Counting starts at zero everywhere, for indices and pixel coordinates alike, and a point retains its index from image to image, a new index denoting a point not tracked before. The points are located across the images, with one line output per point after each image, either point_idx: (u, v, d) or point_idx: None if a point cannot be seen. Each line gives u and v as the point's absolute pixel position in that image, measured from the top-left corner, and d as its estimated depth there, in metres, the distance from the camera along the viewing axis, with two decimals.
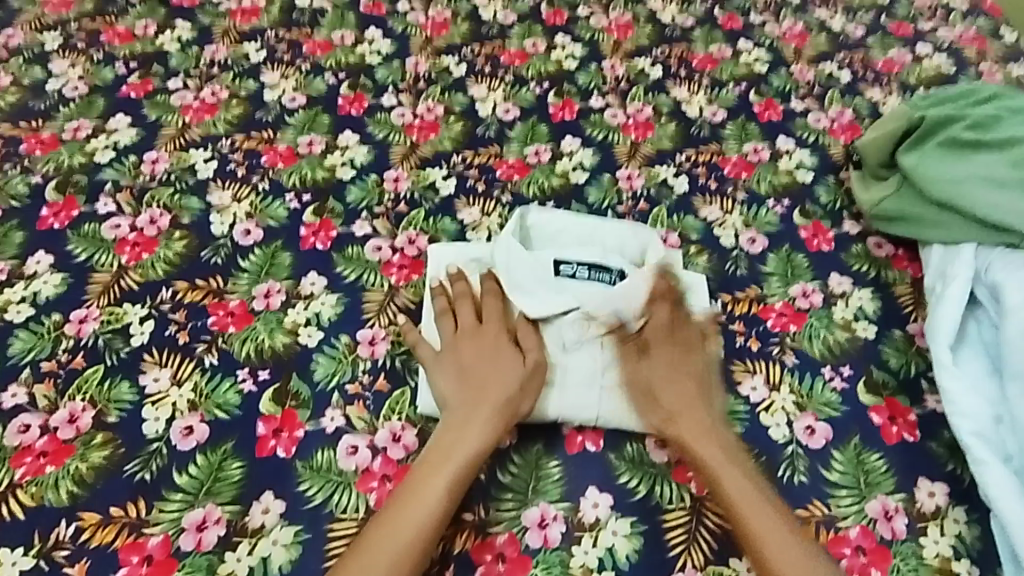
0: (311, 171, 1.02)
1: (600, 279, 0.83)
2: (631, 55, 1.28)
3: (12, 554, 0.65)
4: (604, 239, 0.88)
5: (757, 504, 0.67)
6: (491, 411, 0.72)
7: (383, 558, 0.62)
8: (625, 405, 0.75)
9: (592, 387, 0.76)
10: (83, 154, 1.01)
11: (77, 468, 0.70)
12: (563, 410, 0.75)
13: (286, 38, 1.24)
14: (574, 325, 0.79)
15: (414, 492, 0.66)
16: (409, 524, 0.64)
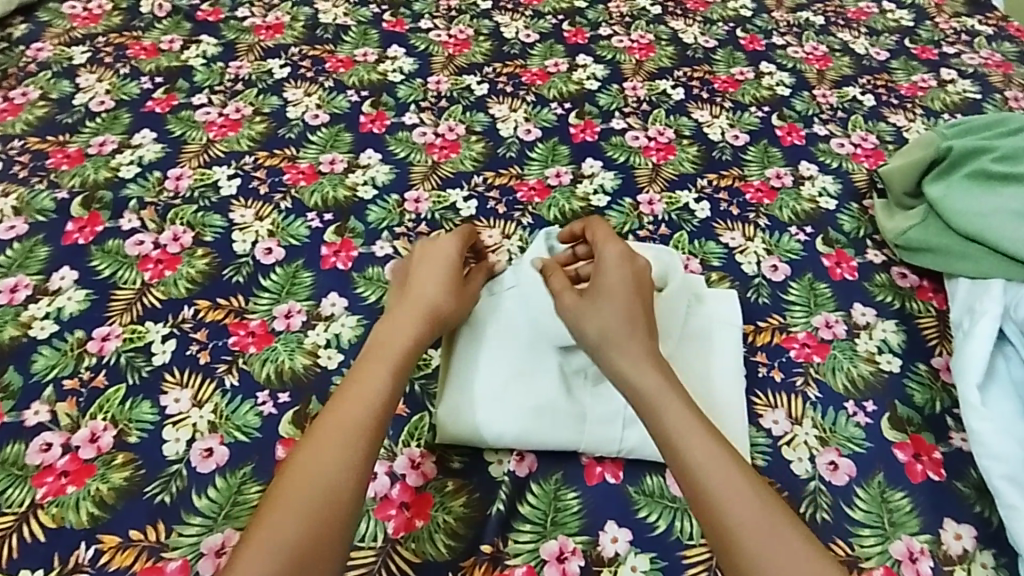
0: (332, 190, 1.03)
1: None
2: (653, 76, 1.27)
3: None
4: None
5: (728, 492, 0.64)
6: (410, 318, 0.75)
7: (329, 453, 0.64)
8: (650, 437, 0.74)
9: (615, 421, 0.75)
10: (108, 170, 1.02)
11: (98, 489, 0.70)
12: (584, 444, 0.74)
13: (309, 55, 1.25)
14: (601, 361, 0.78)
15: (343, 397, 0.68)
16: (348, 434, 0.65)
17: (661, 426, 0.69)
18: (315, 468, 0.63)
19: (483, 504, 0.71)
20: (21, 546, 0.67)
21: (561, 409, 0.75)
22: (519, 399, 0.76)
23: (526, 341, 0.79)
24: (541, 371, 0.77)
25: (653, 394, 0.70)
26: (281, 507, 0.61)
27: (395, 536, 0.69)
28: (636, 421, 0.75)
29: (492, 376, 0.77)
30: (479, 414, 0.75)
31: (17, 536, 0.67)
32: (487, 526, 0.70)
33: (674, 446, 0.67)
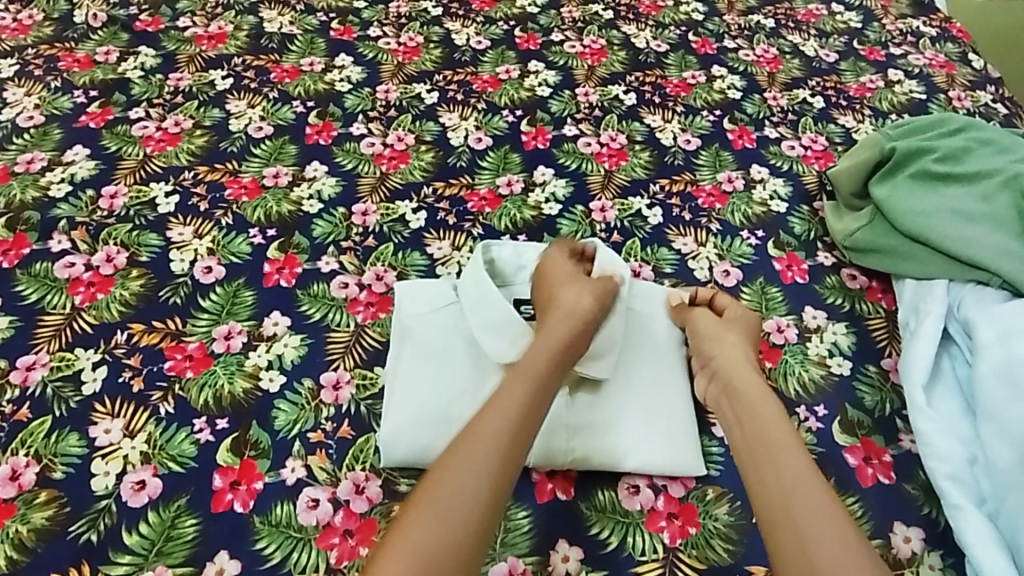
0: (276, 204, 1.00)
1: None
2: (605, 81, 1.27)
3: None
4: None
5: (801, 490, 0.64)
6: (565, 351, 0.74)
7: (478, 460, 0.63)
8: (598, 445, 0.73)
9: (562, 432, 0.74)
10: (36, 189, 0.97)
11: (17, 531, 0.66)
12: (533, 458, 0.72)
13: (253, 65, 1.22)
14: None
15: (492, 408, 0.67)
16: (489, 445, 0.64)
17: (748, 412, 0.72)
18: (457, 478, 0.62)
19: None
20: None
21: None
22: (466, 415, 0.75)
23: (468, 358, 0.79)
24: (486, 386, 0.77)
25: (763, 400, 0.72)
26: (424, 507, 0.60)
27: (337, 566, 0.67)
28: (582, 431, 0.74)
29: (435, 396, 0.77)
30: (423, 434, 0.74)
31: None
32: None
33: (766, 448, 0.68)
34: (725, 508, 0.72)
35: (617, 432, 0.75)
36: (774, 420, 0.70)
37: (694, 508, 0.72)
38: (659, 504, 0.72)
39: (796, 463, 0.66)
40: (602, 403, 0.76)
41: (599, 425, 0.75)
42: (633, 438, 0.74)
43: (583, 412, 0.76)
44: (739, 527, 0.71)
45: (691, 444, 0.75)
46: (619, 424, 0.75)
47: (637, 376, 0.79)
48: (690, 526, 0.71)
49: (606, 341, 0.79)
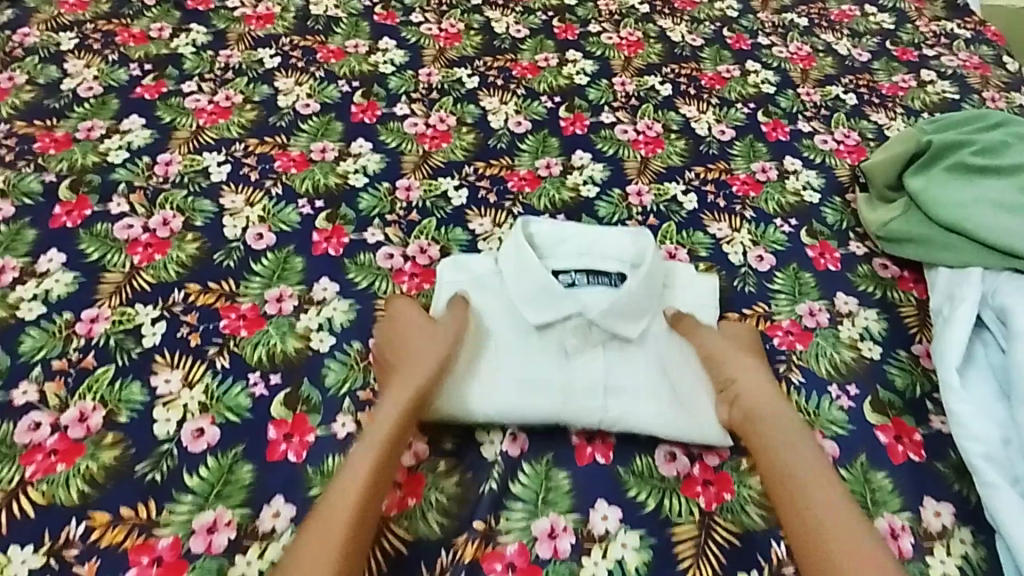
0: (323, 177, 1.03)
1: (599, 283, 0.89)
2: (642, 72, 1.29)
3: (21, 552, 0.64)
4: (602, 249, 0.90)
5: (813, 481, 0.69)
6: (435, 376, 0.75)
7: (352, 483, 0.66)
8: (636, 410, 0.76)
9: (597, 390, 0.77)
10: (96, 155, 1.01)
11: (88, 467, 0.70)
12: (568, 412, 0.75)
13: (300, 45, 1.25)
14: (575, 333, 0.80)
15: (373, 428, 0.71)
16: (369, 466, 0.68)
17: (773, 429, 0.73)
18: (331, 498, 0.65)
19: (474, 483, 0.72)
20: (10, 523, 0.66)
21: (539, 381, 0.77)
22: (495, 368, 0.78)
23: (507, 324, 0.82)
24: (524, 349, 0.80)
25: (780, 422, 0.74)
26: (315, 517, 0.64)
27: (388, 514, 0.69)
28: (616, 392, 0.77)
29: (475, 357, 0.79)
30: (466, 389, 0.76)
31: (7, 512, 0.66)
32: (479, 505, 0.70)
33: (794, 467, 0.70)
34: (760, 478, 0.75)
35: (649, 392, 0.78)
36: (807, 443, 0.72)
37: (728, 476, 0.75)
38: (694, 471, 0.75)
39: (810, 466, 0.70)
40: (630, 368, 0.79)
41: (632, 386, 0.78)
42: (662, 400, 0.77)
43: (619, 376, 0.78)
44: None
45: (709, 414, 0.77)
46: (649, 386, 0.78)
47: (665, 350, 0.82)
48: (725, 493, 0.73)
49: (638, 314, 0.82)
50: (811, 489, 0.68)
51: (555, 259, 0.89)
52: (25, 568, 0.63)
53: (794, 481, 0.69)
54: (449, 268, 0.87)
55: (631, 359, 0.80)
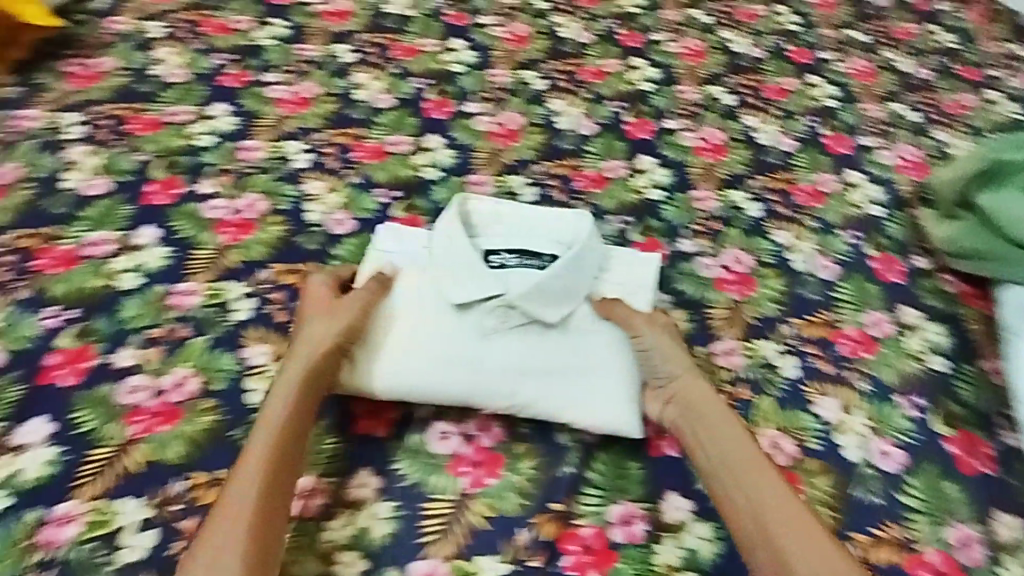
0: (398, 169, 1.07)
1: (530, 263, 0.86)
2: (705, 81, 1.33)
3: (129, 505, 0.68)
4: (544, 231, 0.88)
5: (768, 488, 0.67)
6: (319, 354, 0.74)
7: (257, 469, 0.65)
8: (570, 398, 0.76)
9: (512, 373, 0.76)
10: (184, 137, 1.06)
11: (187, 431, 0.74)
12: (477, 396, 0.76)
13: (375, 42, 1.30)
14: (495, 312, 0.78)
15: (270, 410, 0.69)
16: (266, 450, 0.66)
17: (708, 427, 0.73)
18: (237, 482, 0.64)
19: (550, 467, 0.75)
20: (118, 478, 0.70)
21: (484, 364, 0.76)
22: (450, 349, 0.76)
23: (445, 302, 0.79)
24: (441, 325, 0.78)
25: (712, 420, 0.74)
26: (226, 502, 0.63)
27: (470, 491, 0.72)
28: (534, 376, 0.77)
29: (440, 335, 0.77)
30: (422, 367, 0.76)
31: (114, 468, 0.70)
32: (557, 488, 0.73)
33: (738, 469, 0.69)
34: (827, 480, 0.77)
35: (576, 379, 0.77)
36: (737, 436, 0.72)
37: (797, 476, 0.77)
38: None
39: (752, 460, 0.70)
40: (538, 350, 0.78)
41: (555, 371, 0.77)
42: (596, 388, 0.77)
43: (543, 359, 0.77)
44: (839, 498, 0.76)
45: (629, 404, 0.77)
46: (578, 372, 0.78)
47: (585, 336, 0.80)
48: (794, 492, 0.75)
49: (559, 298, 0.80)
50: (749, 487, 0.68)
51: (488, 237, 0.88)
52: (133, 520, 0.67)
53: (741, 472, 0.69)
54: (384, 242, 0.88)
55: (570, 343, 0.79)
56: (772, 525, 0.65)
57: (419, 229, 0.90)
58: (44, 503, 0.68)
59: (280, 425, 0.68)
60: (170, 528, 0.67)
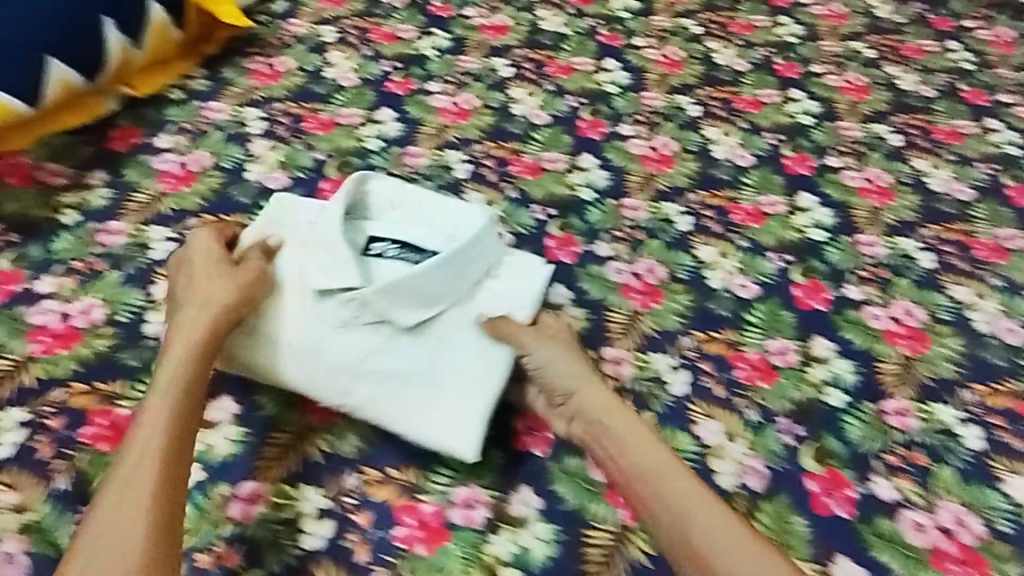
0: (554, 186, 1.08)
1: (406, 258, 0.83)
2: (869, 119, 1.27)
3: (309, 491, 0.71)
4: (433, 226, 0.85)
5: (694, 502, 0.66)
6: (195, 323, 0.72)
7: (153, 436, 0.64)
8: (397, 409, 0.74)
9: (343, 372, 0.74)
10: (355, 139, 1.11)
11: (362, 425, 0.76)
12: (311, 389, 0.74)
13: (531, 58, 1.32)
14: (343, 305, 0.75)
15: (162, 378, 0.68)
16: (164, 422, 0.65)
17: (608, 433, 0.71)
18: (130, 451, 0.63)
19: None
20: (301, 462, 0.73)
21: (354, 369, 0.74)
22: (326, 346, 0.74)
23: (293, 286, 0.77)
24: (300, 309, 0.76)
25: (627, 431, 0.71)
26: (122, 476, 0.61)
27: (628, 523, 0.72)
28: (405, 388, 0.74)
29: (297, 325, 0.75)
30: (313, 366, 0.74)
31: (297, 453, 0.73)
32: None
33: (648, 479, 0.68)
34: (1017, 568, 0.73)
35: (428, 390, 0.75)
36: (648, 445, 0.70)
37: (985, 560, 0.74)
38: (945, 546, 0.74)
39: (658, 465, 0.69)
40: (398, 352, 0.75)
41: (421, 382, 0.75)
42: (438, 399, 0.74)
43: (394, 366, 0.74)
44: None
45: (475, 418, 0.74)
46: (443, 387, 0.75)
47: (443, 339, 0.77)
48: None
49: (427, 299, 0.77)
50: (669, 499, 0.66)
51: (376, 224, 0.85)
52: (313, 506, 0.70)
53: (645, 485, 0.68)
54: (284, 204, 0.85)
55: (412, 348, 0.75)
56: (700, 538, 0.64)
57: (312, 200, 0.86)
58: (233, 478, 0.71)
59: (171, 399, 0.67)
60: (345, 519, 0.69)
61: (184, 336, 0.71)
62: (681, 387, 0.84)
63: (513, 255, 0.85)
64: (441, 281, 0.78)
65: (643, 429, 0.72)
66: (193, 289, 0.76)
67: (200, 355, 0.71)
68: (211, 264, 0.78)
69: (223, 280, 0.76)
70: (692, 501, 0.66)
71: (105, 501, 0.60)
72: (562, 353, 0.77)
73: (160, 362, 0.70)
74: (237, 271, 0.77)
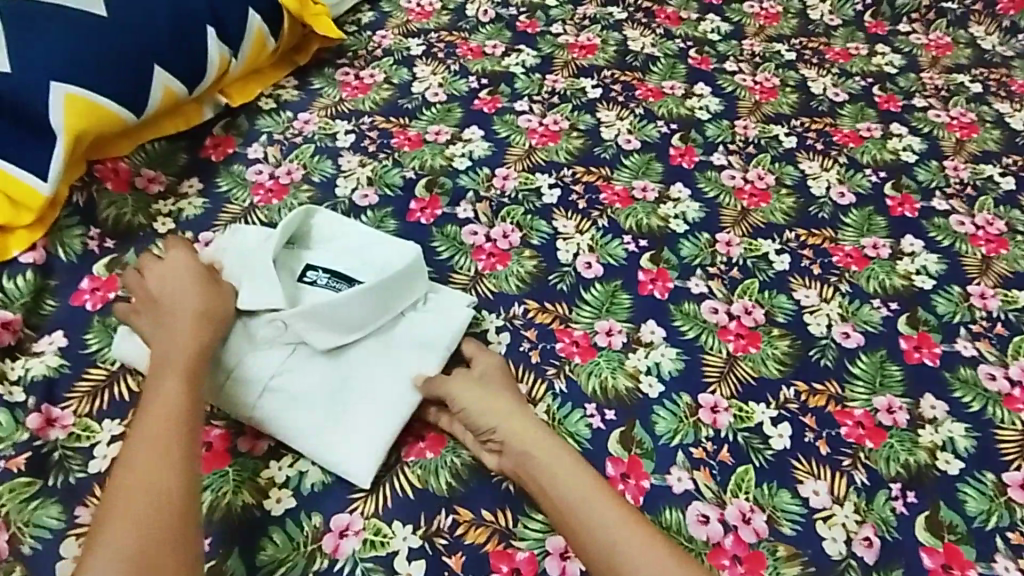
0: (645, 217, 1.04)
1: (336, 286, 0.82)
2: (977, 158, 1.20)
3: (402, 529, 0.69)
4: (371, 258, 0.85)
5: (622, 537, 0.63)
6: (190, 324, 0.72)
7: (161, 450, 0.63)
8: (297, 423, 0.73)
9: (255, 386, 0.73)
10: (444, 158, 1.09)
11: (453, 462, 0.74)
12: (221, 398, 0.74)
13: (620, 79, 1.28)
14: (270, 326, 0.76)
15: (155, 392, 0.67)
16: (162, 436, 0.64)
17: (536, 467, 0.68)
18: (134, 468, 0.62)
19: None
20: (393, 498, 0.71)
21: (269, 385, 0.74)
22: (256, 366, 0.74)
23: None
24: None
25: (552, 461, 0.69)
26: (126, 495, 0.60)
27: None
28: (315, 408, 0.74)
29: None
30: None
31: (389, 486, 0.72)
32: None
33: (579, 512, 0.65)
34: None
35: (331, 410, 0.74)
36: (574, 472, 0.67)
37: None
38: None
39: (587, 498, 0.66)
40: (310, 373, 0.75)
41: (334, 404, 0.74)
42: (331, 417, 0.74)
43: (295, 383, 0.74)
44: None
45: (376, 448, 0.72)
46: (348, 409, 0.74)
47: (360, 366, 0.77)
48: None
49: (348, 327, 0.76)
50: (601, 525, 0.64)
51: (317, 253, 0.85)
52: (405, 545, 0.68)
53: (577, 518, 0.65)
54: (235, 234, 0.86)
55: (322, 368, 0.75)
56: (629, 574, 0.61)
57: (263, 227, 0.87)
58: (326, 510, 0.70)
59: (177, 394, 0.67)
60: (438, 562, 0.67)
61: (184, 336, 0.71)
62: (783, 442, 0.80)
63: (441, 290, 0.85)
64: (370, 307, 0.77)
65: (568, 460, 0.69)
66: (158, 297, 0.75)
67: (197, 358, 0.70)
68: (175, 269, 0.77)
69: (194, 288, 0.75)
70: (626, 534, 0.63)
71: (114, 523, 0.59)
72: (474, 381, 0.75)
73: (153, 379, 0.68)
74: (213, 285, 0.76)
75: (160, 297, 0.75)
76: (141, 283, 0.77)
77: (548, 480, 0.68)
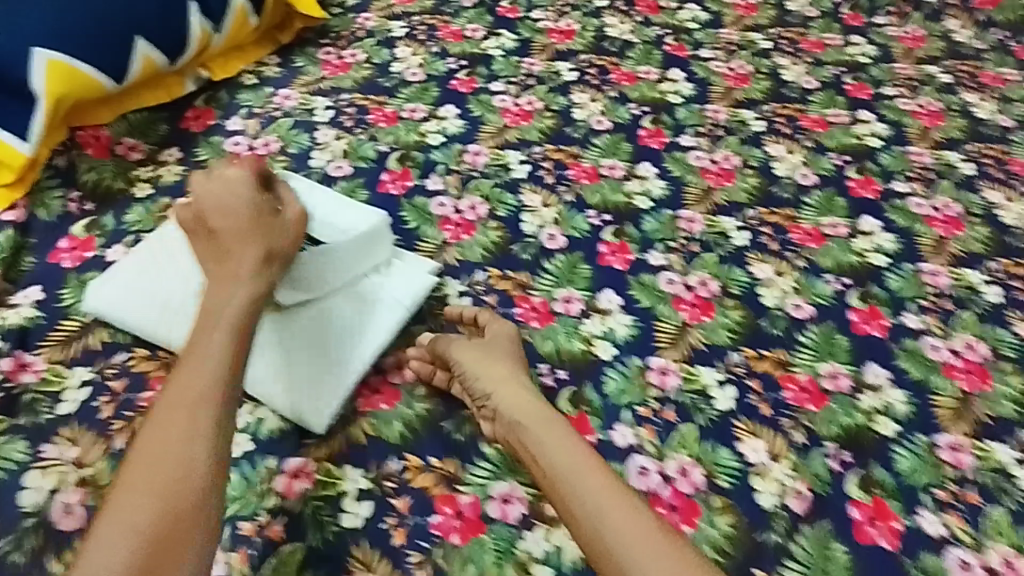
0: (611, 194, 1.07)
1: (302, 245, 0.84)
2: (940, 145, 1.22)
3: (353, 473, 0.73)
4: (339, 222, 0.87)
5: (611, 500, 0.63)
6: (258, 269, 0.73)
7: (188, 405, 0.62)
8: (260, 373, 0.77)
9: None
10: (418, 134, 1.13)
11: (406, 413, 0.78)
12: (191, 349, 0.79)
13: (596, 63, 1.31)
14: None
15: (195, 345, 0.67)
16: (197, 392, 0.63)
17: (530, 434, 0.70)
18: (166, 422, 0.61)
19: (750, 530, 0.74)
20: (346, 445, 0.75)
21: None
22: None
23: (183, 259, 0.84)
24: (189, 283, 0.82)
25: (549, 429, 0.70)
26: (148, 448, 0.60)
27: None
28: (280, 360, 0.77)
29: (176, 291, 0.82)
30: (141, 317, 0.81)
31: (343, 434, 0.75)
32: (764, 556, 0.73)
33: (569, 478, 0.65)
34: None
35: (290, 361, 0.78)
36: (571, 443, 0.68)
37: None
38: None
39: (577, 464, 0.66)
40: (275, 327, 0.79)
41: (295, 357, 0.78)
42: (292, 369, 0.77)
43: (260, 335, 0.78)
44: None
45: (331, 398, 0.76)
46: (309, 362, 0.78)
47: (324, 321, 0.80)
48: None
49: (311, 284, 0.80)
50: (582, 485, 0.64)
51: None
52: (355, 487, 0.72)
53: (565, 483, 0.65)
54: None
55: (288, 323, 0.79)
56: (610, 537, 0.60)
57: None
58: (282, 454, 0.74)
59: (220, 347, 0.66)
60: (385, 503, 0.71)
61: (245, 288, 0.71)
62: (726, 403, 0.83)
63: (405, 258, 0.88)
64: (332, 267, 0.81)
65: (565, 430, 0.70)
66: (223, 233, 0.75)
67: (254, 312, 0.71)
68: (242, 206, 0.76)
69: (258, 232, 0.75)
70: (617, 499, 0.63)
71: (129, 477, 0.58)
72: (473, 349, 0.78)
73: (203, 327, 0.68)
74: (274, 224, 0.76)
75: (226, 236, 0.75)
76: (208, 213, 0.77)
77: (540, 447, 0.68)
